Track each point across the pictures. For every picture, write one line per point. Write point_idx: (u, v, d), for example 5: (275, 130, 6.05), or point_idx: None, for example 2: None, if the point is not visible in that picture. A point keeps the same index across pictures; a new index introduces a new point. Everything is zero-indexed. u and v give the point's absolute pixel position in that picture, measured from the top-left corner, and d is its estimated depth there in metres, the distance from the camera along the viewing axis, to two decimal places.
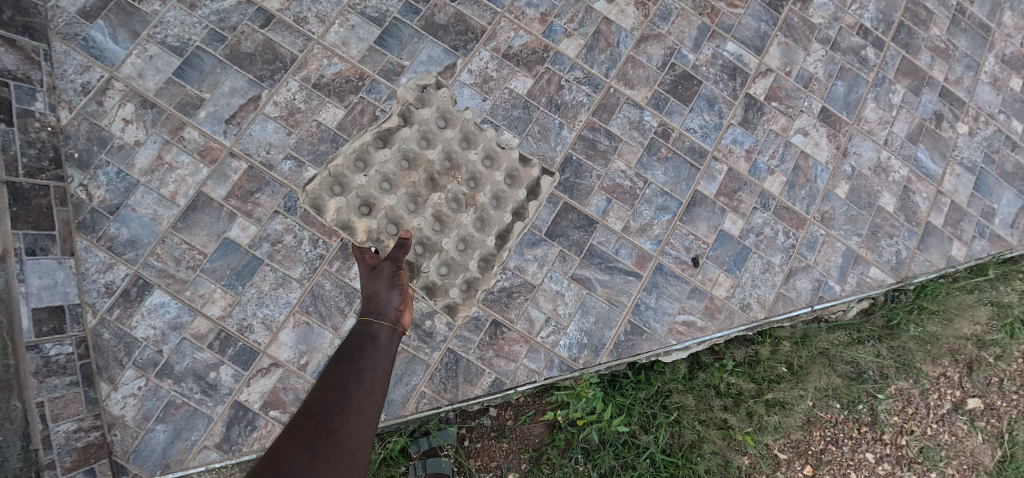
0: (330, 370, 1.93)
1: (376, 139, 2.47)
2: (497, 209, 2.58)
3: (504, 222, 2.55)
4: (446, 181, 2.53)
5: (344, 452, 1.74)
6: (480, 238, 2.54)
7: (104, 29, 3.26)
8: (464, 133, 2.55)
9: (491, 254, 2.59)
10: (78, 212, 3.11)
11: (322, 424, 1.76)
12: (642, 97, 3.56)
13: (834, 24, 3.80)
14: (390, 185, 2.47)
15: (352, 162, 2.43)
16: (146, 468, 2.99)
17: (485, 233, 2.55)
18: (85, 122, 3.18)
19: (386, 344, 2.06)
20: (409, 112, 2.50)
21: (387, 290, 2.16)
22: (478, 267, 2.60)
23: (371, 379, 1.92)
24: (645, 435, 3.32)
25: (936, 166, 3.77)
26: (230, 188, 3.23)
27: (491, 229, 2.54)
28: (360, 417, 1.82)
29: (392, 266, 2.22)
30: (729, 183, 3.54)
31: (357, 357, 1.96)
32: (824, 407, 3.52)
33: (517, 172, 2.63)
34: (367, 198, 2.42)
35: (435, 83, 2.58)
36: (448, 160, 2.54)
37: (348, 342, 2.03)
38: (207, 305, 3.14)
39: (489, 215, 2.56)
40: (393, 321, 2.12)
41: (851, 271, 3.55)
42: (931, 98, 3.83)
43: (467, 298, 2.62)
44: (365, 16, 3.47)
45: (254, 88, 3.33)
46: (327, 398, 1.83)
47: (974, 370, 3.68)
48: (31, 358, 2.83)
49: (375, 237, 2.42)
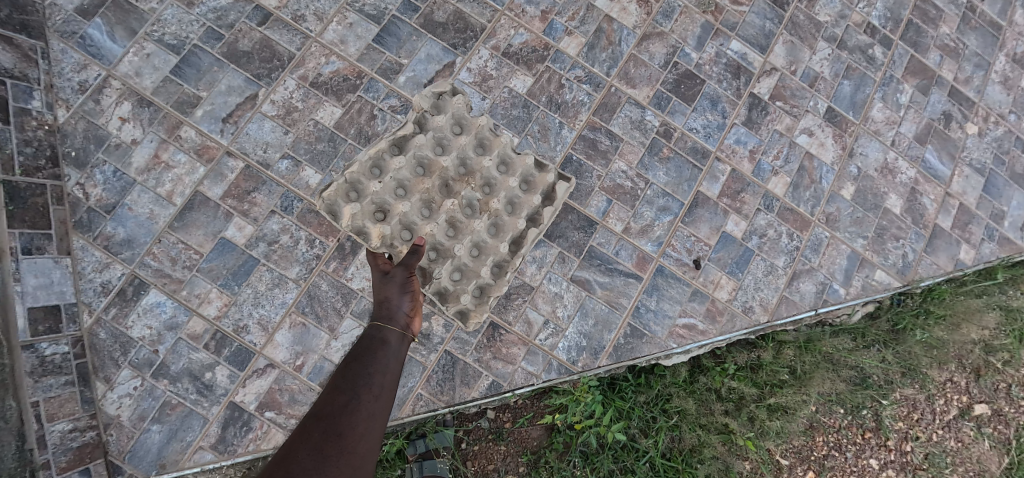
0: (340, 374, 1.89)
1: (391, 146, 2.52)
2: (511, 215, 2.58)
3: (515, 226, 2.54)
4: (460, 188, 2.54)
5: (353, 456, 1.69)
6: (490, 244, 2.55)
7: (101, 27, 3.24)
8: (478, 138, 2.58)
9: (505, 260, 2.61)
10: (74, 211, 3.09)
11: (331, 428, 1.71)
12: (644, 97, 3.50)
13: (841, 22, 3.73)
14: (404, 191, 2.51)
15: (368, 169, 2.48)
16: (141, 468, 2.97)
17: (498, 239, 2.55)
18: (82, 120, 3.16)
19: (396, 349, 2.05)
20: (424, 119, 2.54)
21: (398, 295, 2.17)
22: (493, 273, 2.62)
23: (381, 384, 1.88)
24: (645, 439, 3.27)
25: (945, 168, 3.69)
26: (227, 187, 3.20)
27: (505, 235, 2.55)
28: (369, 422, 1.77)
29: (405, 272, 2.23)
30: (732, 184, 3.48)
31: (367, 361, 1.93)
32: (827, 412, 3.46)
33: (532, 177, 2.65)
34: (381, 204, 2.45)
35: (451, 90, 2.61)
36: (463, 166, 2.58)
37: (358, 345, 2.01)
38: (203, 305, 3.12)
39: (504, 221, 2.56)
40: (404, 327, 2.12)
41: (856, 274, 3.49)
42: (940, 97, 3.75)
43: (481, 303, 2.65)
44: (362, 14, 3.43)
45: (251, 87, 3.30)
46: (337, 401, 1.79)
47: (981, 375, 3.60)
48: (27, 358, 2.81)
49: (389, 243, 2.47)
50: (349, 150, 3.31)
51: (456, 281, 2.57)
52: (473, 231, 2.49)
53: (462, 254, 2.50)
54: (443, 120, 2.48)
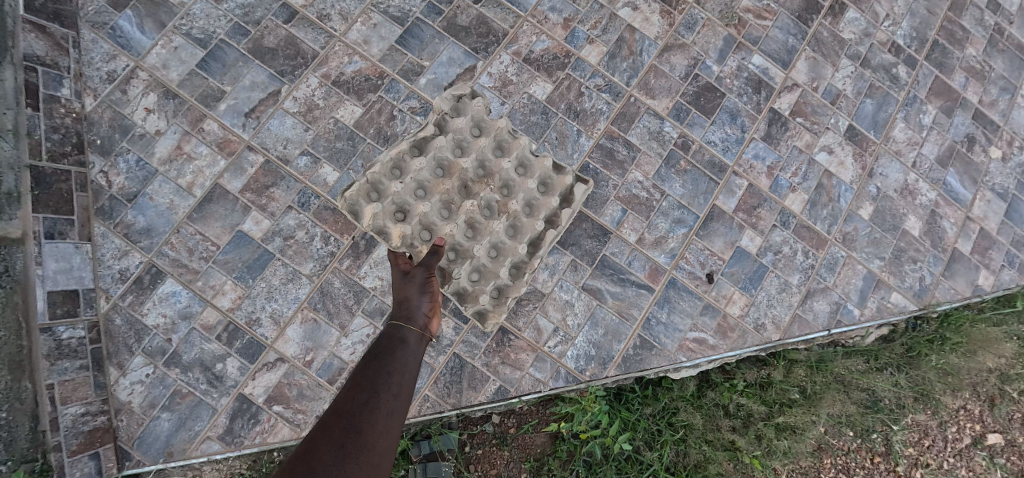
0: (360, 373, 1.89)
1: (411, 147, 2.58)
2: (527, 218, 2.58)
3: (534, 227, 2.55)
4: (479, 190, 2.55)
5: (372, 453, 1.68)
6: (507, 247, 2.56)
7: (132, 19, 3.30)
8: (496, 140, 2.60)
9: (523, 261, 2.66)
10: (97, 198, 3.14)
11: (350, 425, 1.72)
12: (663, 108, 3.50)
13: (865, 40, 3.69)
14: (423, 192, 2.54)
15: (388, 170, 2.53)
16: (149, 455, 3.01)
17: (517, 241, 2.56)
18: (108, 109, 3.22)
19: (414, 349, 2.07)
20: (444, 122, 2.61)
21: (418, 295, 2.21)
22: (510, 274, 2.69)
23: (400, 382, 1.90)
24: (650, 452, 3.25)
25: (967, 191, 3.64)
26: (246, 181, 3.24)
27: (524, 236, 2.56)
28: (388, 421, 1.78)
29: (424, 273, 2.27)
30: (748, 199, 3.46)
31: (387, 360, 1.95)
32: (836, 434, 3.43)
33: (551, 179, 2.65)
34: (402, 204, 2.49)
35: (470, 93, 2.70)
36: (481, 167, 2.59)
37: (378, 344, 2.03)
38: (217, 297, 3.16)
39: (521, 222, 2.57)
40: (422, 327, 2.15)
41: (871, 295, 3.45)
42: (964, 120, 3.70)
43: (500, 303, 2.74)
44: (387, 15, 3.46)
45: (274, 83, 3.34)
46: (357, 399, 1.79)
47: (996, 404, 3.54)
48: (44, 340, 2.86)
49: (410, 243, 2.49)
50: (367, 149, 3.34)
51: (472, 283, 2.60)
52: (491, 235, 2.50)
53: (478, 257, 2.52)
54: (463, 122, 2.54)
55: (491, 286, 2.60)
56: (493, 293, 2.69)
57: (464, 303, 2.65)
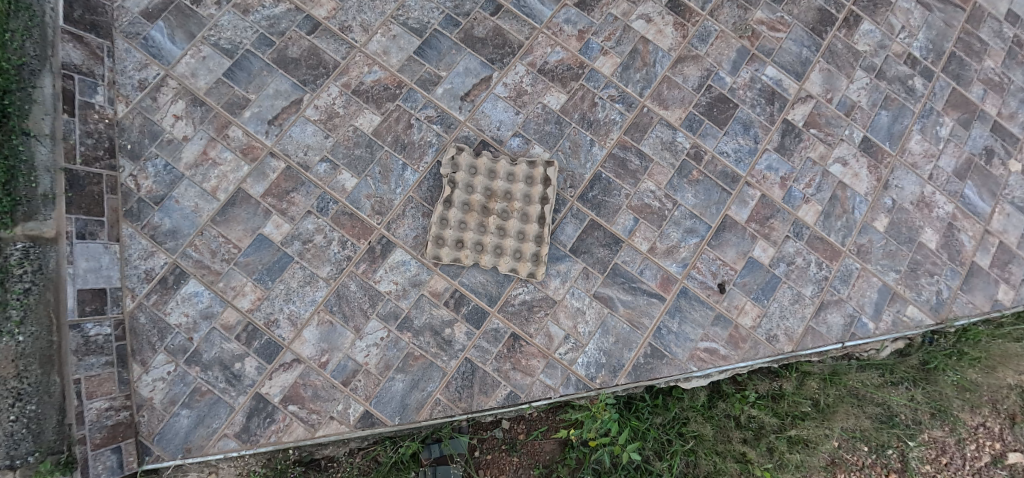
0: None
1: None
2: (530, 186, 3.31)
3: (539, 191, 3.29)
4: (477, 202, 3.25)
5: None
6: (525, 227, 3.29)
7: (163, 30, 3.43)
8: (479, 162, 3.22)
9: (529, 232, 3.28)
10: (126, 201, 3.27)
11: None
12: (676, 118, 3.54)
13: (880, 52, 3.68)
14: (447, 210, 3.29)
15: None
16: (168, 450, 3.10)
17: (531, 204, 3.30)
18: (139, 116, 3.34)
19: None
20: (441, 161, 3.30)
21: None
22: (525, 247, 3.29)
23: None
24: (659, 462, 3.25)
25: (985, 204, 3.59)
26: (268, 186, 3.35)
27: (535, 199, 3.29)
28: None
29: None
30: (762, 210, 3.46)
31: None
32: (850, 449, 3.41)
33: (530, 172, 3.31)
34: None
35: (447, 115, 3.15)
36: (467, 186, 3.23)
37: None
38: (237, 297, 3.26)
39: (527, 192, 3.29)
40: None
41: (886, 308, 3.42)
42: (981, 132, 3.66)
43: (538, 264, 3.30)
44: (407, 27, 3.55)
45: (297, 92, 3.45)
46: None
47: (1017, 422, 3.47)
48: (73, 336, 2.95)
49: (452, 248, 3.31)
50: (385, 156, 3.43)
51: (515, 260, 3.28)
52: (514, 211, 3.28)
53: (513, 234, 3.27)
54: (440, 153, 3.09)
55: (533, 252, 3.30)
56: (530, 257, 3.29)
57: (518, 273, 3.29)
